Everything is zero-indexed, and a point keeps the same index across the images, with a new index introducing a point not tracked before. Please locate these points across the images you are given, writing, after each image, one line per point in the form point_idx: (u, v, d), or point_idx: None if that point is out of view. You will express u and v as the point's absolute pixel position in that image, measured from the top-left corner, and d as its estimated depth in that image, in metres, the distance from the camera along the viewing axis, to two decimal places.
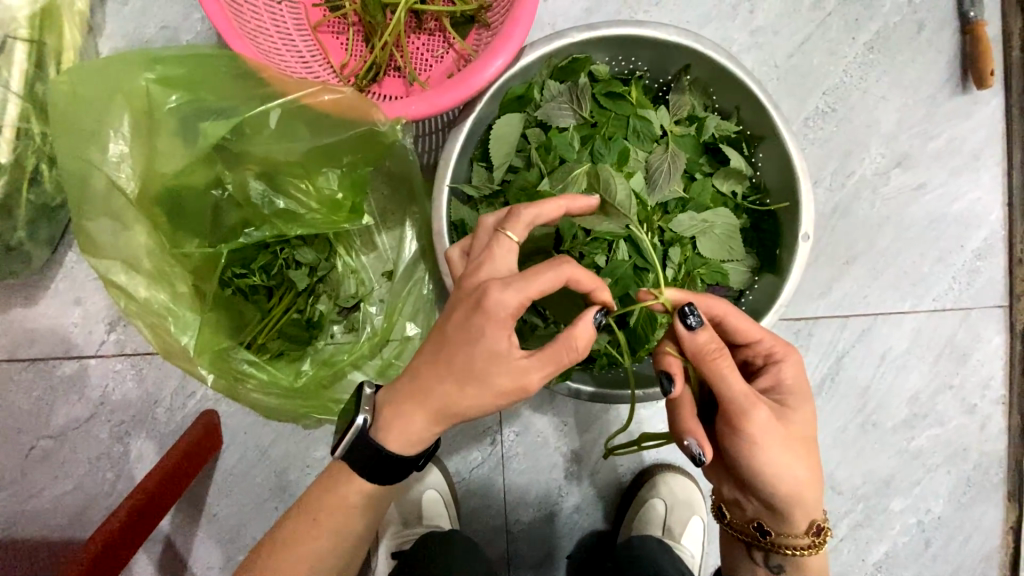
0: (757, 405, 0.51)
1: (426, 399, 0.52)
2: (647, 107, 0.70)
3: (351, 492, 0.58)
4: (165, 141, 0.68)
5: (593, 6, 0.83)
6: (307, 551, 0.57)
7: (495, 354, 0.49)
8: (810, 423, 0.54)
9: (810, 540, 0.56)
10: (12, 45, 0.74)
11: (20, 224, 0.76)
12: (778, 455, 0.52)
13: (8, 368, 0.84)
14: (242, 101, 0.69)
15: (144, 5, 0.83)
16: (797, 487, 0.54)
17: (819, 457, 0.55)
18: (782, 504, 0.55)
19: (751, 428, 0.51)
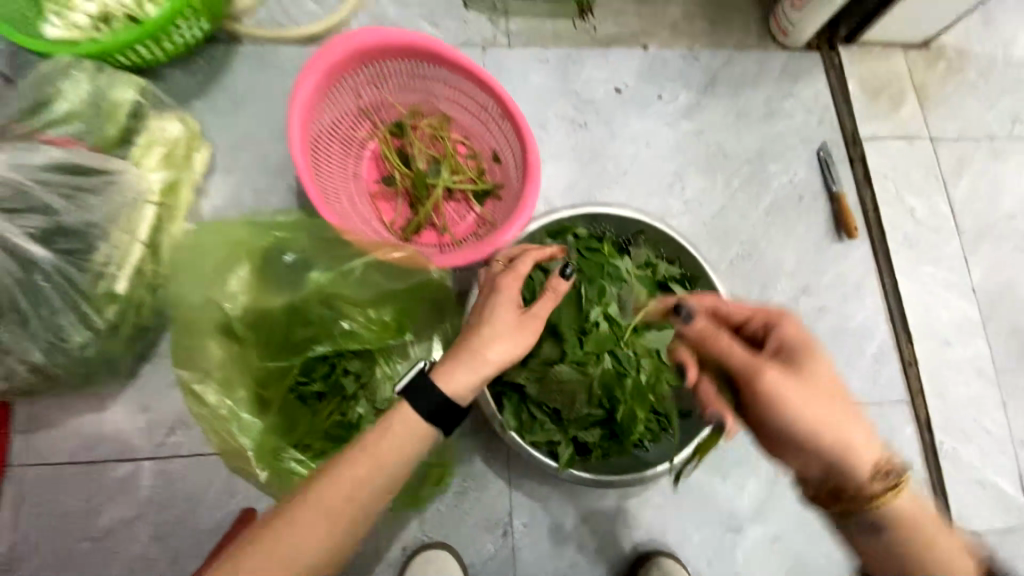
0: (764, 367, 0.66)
1: (462, 349, 0.72)
2: (616, 257, 0.97)
3: (395, 434, 0.67)
4: (270, 283, 0.93)
5: (573, 183, 1.17)
6: (328, 513, 0.62)
7: (505, 297, 0.75)
8: (823, 370, 0.68)
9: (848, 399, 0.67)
10: (142, 206, 0.92)
11: (121, 342, 0.92)
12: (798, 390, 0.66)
13: (65, 472, 0.93)
14: (330, 257, 0.96)
15: (243, 176, 1.11)
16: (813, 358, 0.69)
17: (847, 406, 0.67)
18: (839, 462, 0.65)
19: (773, 386, 0.65)
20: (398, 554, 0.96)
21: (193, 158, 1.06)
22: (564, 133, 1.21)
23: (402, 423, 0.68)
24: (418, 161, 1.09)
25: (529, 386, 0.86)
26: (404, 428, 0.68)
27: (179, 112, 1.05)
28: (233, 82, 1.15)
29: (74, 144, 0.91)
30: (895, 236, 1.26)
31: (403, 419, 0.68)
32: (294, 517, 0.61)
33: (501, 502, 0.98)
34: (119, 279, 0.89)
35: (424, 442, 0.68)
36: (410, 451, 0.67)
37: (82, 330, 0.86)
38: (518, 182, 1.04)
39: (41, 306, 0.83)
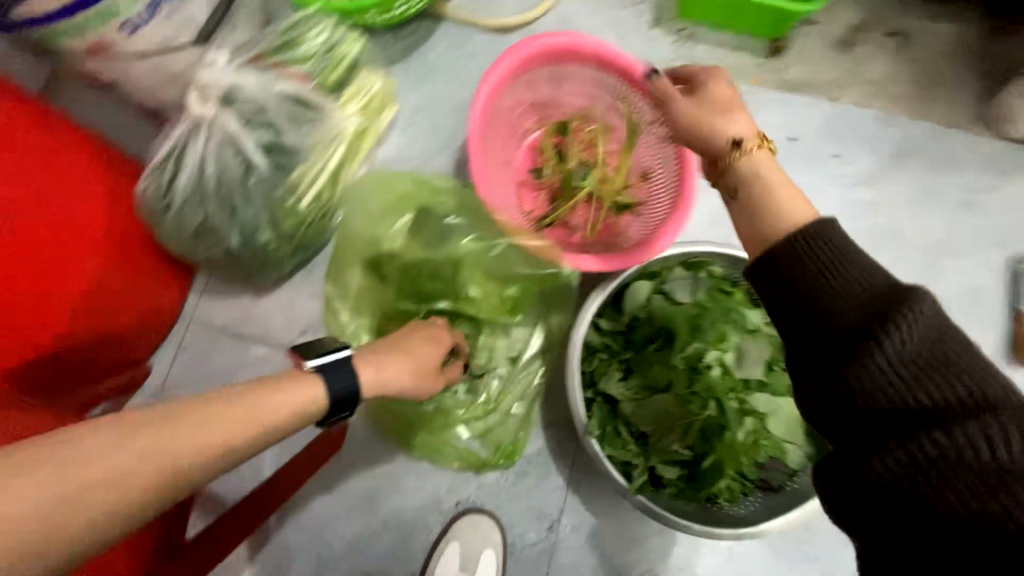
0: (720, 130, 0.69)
1: (392, 354, 0.83)
2: (746, 307, 0.95)
3: (275, 396, 0.62)
4: (419, 236, 1.06)
5: (715, 221, 1.15)
6: (186, 422, 0.53)
7: (429, 333, 0.91)
8: (750, 122, 0.69)
9: (751, 150, 0.66)
10: (336, 144, 1.05)
11: (289, 252, 1.07)
12: (760, 152, 0.66)
13: (221, 338, 1.14)
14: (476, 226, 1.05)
15: (415, 136, 1.24)
16: (760, 168, 0.65)
17: (777, 167, 0.65)
18: (709, 134, 0.69)
19: (673, 105, 0.74)
20: (450, 507, 1.03)
21: (382, 112, 1.19)
22: None
23: (287, 396, 0.64)
24: (571, 162, 1.14)
25: (625, 403, 0.88)
26: (287, 400, 0.64)
27: (382, 73, 1.18)
28: (429, 53, 1.27)
29: (305, 81, 1.02)
30: None
31: (316, 389, 0.68)
32: (184, 417, 0.54)
33: (555, 498, 1.02)
34: (304, 199, 1.03)
35: (304, 415, 0.66)
36: (294, 416, 0.65)
37: (269, 231, 1.01)
38: (665, 207, 1.05)
39: (246, 203, 0.98)
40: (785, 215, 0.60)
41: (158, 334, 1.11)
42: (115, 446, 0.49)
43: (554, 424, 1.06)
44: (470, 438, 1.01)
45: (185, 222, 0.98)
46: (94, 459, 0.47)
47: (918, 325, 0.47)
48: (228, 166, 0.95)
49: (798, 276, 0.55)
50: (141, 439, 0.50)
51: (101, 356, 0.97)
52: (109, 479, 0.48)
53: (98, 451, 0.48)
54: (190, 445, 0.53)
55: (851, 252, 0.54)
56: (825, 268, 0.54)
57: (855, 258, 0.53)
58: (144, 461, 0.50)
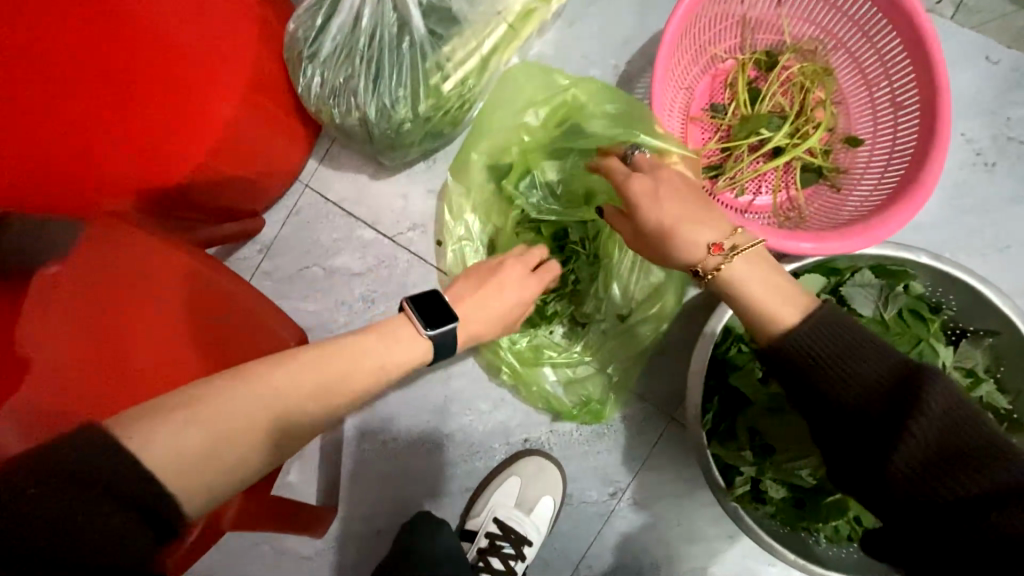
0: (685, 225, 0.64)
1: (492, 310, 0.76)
2: (938, 342, 0.77)
3: (393, 345, 0.66)
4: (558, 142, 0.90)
5: (925, 226, 0.91)
6: (319, 371, 0.58)
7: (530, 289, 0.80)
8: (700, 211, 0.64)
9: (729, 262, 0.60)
10: (498, 23, 0.90)
11: (420, 138, 0.98)
12: (732, 266, 0.60)
13: (331, 208, 1.11)
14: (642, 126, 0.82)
15: (580, 35, 1.05)
16: (743, 279, 0.60)
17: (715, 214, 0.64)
18: (678, 247, 0.64)
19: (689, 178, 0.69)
20: (517, 442, 0.99)
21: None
22: (954, 160, 0.92)
23: (398, 347, 0.66)
24: (765, 106, 0.92)
25: (755, 406, 0.76)
26: (401, 350, 0.66)
27: None
28: None
29: None
30: None
31: (421, 345, 0.68)
32: (315, 366, 0.58)
33: (628, 468, 0.95)
34: (450, 79, 0.90)
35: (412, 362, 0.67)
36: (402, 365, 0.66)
37: (407, 107, 0.91)
38: (874, 193, 0.84)
39: (392, 70, 0.88)
40: (760, 306, 0.58)
41: (276, 191, 1.08)
42: (273, 386, 0.55)
43: (650, 398, 0.96)
44: (555, 382, 0.95)
45: (326, 77, 0.90)
46: (260, 399, 0.54)
47: (931, 415, 0.46)
48: (384, 22, 0.86)
49: (802, 352, 0.53)
50: (288, 383, 0.56)
51: (223, 197, 0.95)
52: (270, 414, 0.54)
53: (264, 391, 0.54)
54: (323, 390, 0.58)
55: (847, 329, 0.53)
56: (834, 356, 0.52)
57: (862, 339, 0.52)
58: (295, 403, 0.56)
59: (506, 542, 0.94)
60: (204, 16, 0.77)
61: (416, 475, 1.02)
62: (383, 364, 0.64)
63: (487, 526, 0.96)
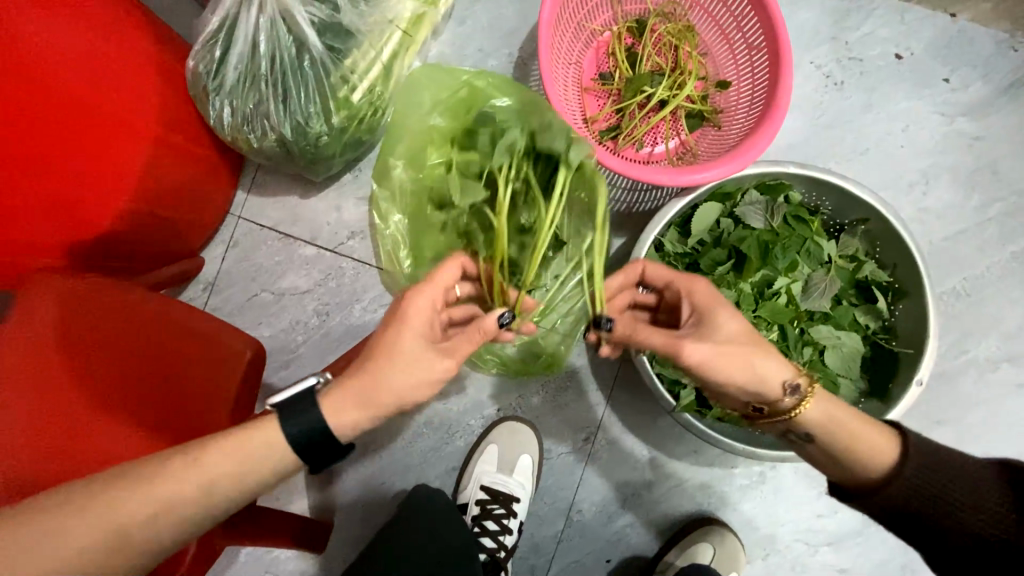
0: (751, 346, 0.63)
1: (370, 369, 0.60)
2: (821, 237, 0.89)
3: (255, 445, 0.59)
4: None
5: (797, 145, 1.05)
6: (174, 480, 0.57)
7: (424, 314, 0.63)
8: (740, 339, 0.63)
9: (807, 403, 0.63)
10: (392, 32, 0.97)
11: (341, 147, 1.02)
12: (813, 402, 0.63)
13: (267, 234, 1.13)
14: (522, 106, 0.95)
15: (474, 31, 1.13)
16: (823, 410, 0.63)
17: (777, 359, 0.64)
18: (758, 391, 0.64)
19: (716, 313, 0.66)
20: (490, 413, 1.05)
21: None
22: (813, 84, 1.06)
23: (254, 445, 0.59)
24: (644, 66, 1.03)
25: None
26: (252, 453, 0.59)
27: None
28: None
29: None
30: None
31: (279, 440, 0.59)
32: (162, 478, 0.57)
33: (594, 412, 1.03)
34: (358, 89, 0.96)
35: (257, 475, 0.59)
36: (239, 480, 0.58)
37: (320, 122, 0.95)
38: (748, 122, 0.96)
39: (299, 88, 0.92)
40: (854, 445, 0.60)
41: (208, 229, 1.09)
42: (93, 505, 0.55)
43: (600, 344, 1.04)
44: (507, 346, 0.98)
45: (236, 105, 0.93)
46: (32, 548, 0.52)
47: None
48: (282, 44, 0.91)
49: (918, 493, 0.58)
50: (58, 533, 0.53)
51: (154, 241, 0.96)
52: (111, 528, 0.54)
53: (40, 539, 0.53)
54: (123, 529, 0.55)
55: (950, 463, 0.58)
56: (946, 488, 0.57)
57: (958, 467, 0.57)
58: (73, 548, 0.53)
59: (496, 504, 1.00)
60: (103, 65, 0.80)
61: (401, 468, 1.06)
62: (226, 477, 0.58)
63: (476, 495, 1.02)
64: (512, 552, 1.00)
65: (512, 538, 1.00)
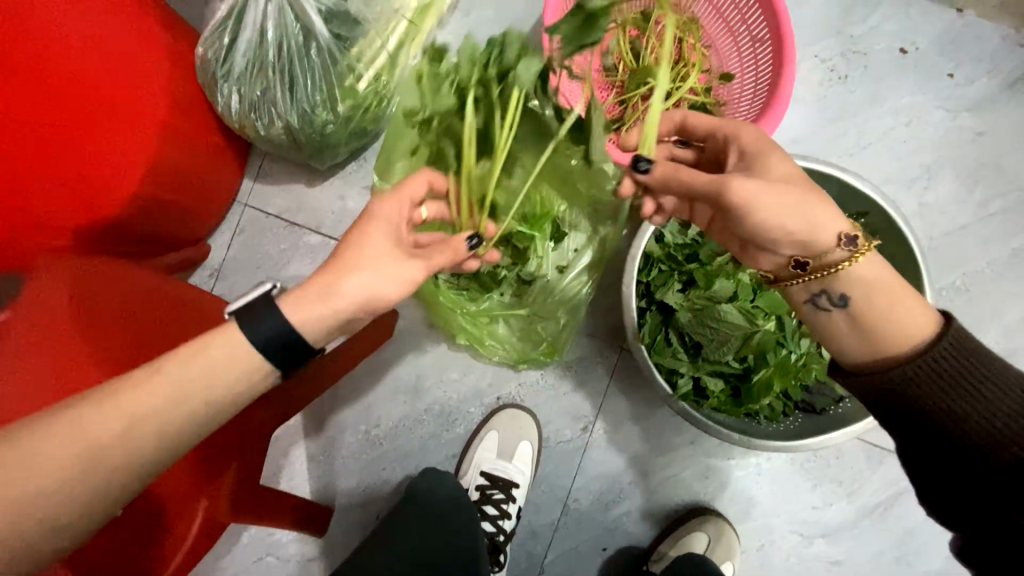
0: (801, 188, 0.61)
1: (337, 266, 0.58)
2: None
3: (223, 356, 0.55)
4: None
5: (800, 139, 1.05)
6: (135, 397, 0.52)
7: (389, 217, 0.62)
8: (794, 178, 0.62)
9: (858, 257, 0.60)
10: (398, 22, 0.98)
11: (347, 136, 1.03)
12: (865, 260, 0.60)
13: (273, 222, 1.15)
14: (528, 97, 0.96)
15: (478, 23, 1.14)
16: (871, 275, 0.61)
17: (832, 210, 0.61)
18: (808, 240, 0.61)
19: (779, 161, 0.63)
20: (490, 401, 1.06)
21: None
22: (816, 78, 1.06)
23: (220, 353, 0.54)
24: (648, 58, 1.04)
25: (683, 313, 0.84)
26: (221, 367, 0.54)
27: None
28: None
29: None
30: None
31: (244, 355, 0.55)
32: (124, 395, 0.52)
33: (593, 401, 1.04)
34: (364, 78, 0.98)
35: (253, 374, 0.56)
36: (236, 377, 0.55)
37: (326, 110, 0.96)
38: (751, 114, 0.96)
39: (305, 76, 0.93)
40: (887, 315, 0.59)
41: (215, 215, 1.11)
42: (48, 432, 0.50)
43: (600, 335, 1.04)
44: (509, 333, 0.99)
45: (243, 92, 0.95)
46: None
47: None
48: (288, 32, 0.91)
49: (925, 380, 0.56)
50: (75, 423, 0.50)
51: (162, 227, 0.98)
52: (65, 453, 0.50)
53: (19, 443, 0.50)
54: (121, 433, 0.51)
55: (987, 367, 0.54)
56: (959, 385, 0.54)
57: (995, 376, 0.54)
58: (47, 465, 0.49)
59: (495, 489, 1.02)
60: (110, 49, 0.81)
61: (402, 453, 1.07)
62: (194, 391, 0.54)
63: (476, 480, 1.04)
64: (511, 535, 1.02)
65: (511, 522, 1.02)
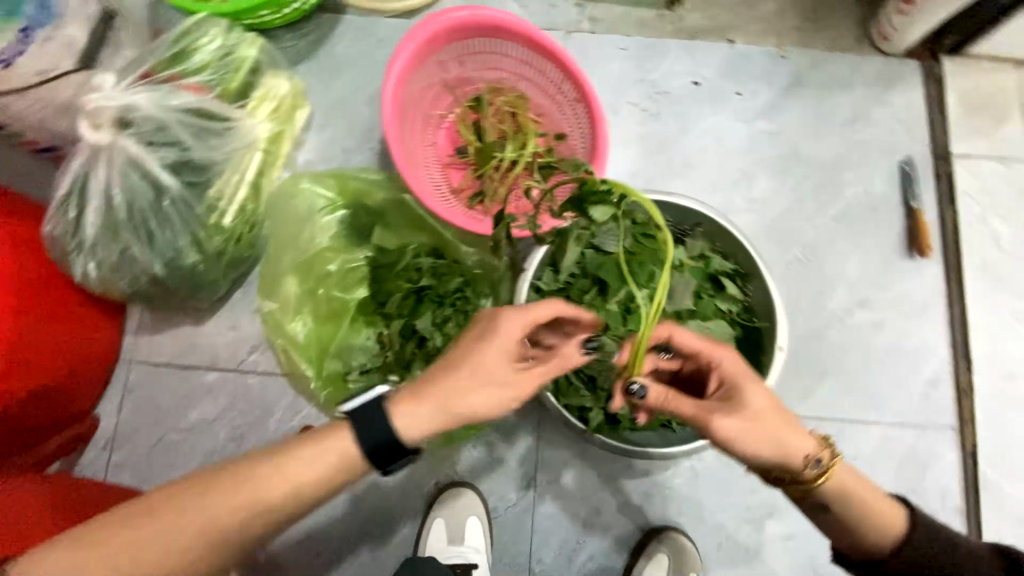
0: (777, 420, 0.69)
1: (454, 387, 0.70)
2: (669, 246, 1.01)
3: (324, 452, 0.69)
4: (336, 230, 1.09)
5: (636, 171, 1.21)
6: (256, 483, 0.67)
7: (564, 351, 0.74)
8: (760, 399, 0.70)
9: (827, 470, 0.69)
10: (252, 153, 1.04)
11: (223, 269, 1.05)
12: (834, 471, 0.69)
13: (164, 371, 1.11)
14: (387, 203, 1.09)
15: (332, 136, 1.22)
16: (846, 481, 0.70)
17: (797, 425, 0.70)
18: (785, 463, 0.68)
19: (744, 387, 0.70)
20: (430, 488, 1.05)
21: (294, 115, 1.16)
22: (634, 121, 1.24)
23: (337, 447, 0.69)
24: (490, 136, 1.16)
25: None
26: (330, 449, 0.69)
27: (288, 73, 1.16)
28: (333, 47, 1.25)
29: (203, 92, 1.01)
30: (972, 262, 1.18)
31: (341, 447, 0.70)
32: (249, 481, 0.68)
33: (528, 458, 1.06)
34: (229, 213, 1.01)
35: (351, 472, 0.70)
36: (336, 477, 0.69)
37: (194, 252, 0.98)
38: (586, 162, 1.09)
39: (164, 228, 0.95)
40: (858, 506, 0.70)
41: (97, 382, 1.07)
42: (184, 511, 0.66)
43: None
44: None
45: (101, 258, 0.94)
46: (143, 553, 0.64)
47: None
48: (137, 193, 0.93)
49: (915, 561, 0.69)
50: (188, 522, 0.65)
51: (27, 419, 0.90)
52: (195, 533, 0.65)
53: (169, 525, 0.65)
54: (230, 525, 0.66)
55: (958, 547, 0.70)
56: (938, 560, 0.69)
57: (955, 551, 0.70)
58: (181, 548, 0.65)
59: None
60: None
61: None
62: (329, 480, 0.69)
63: None
64: None
65: None
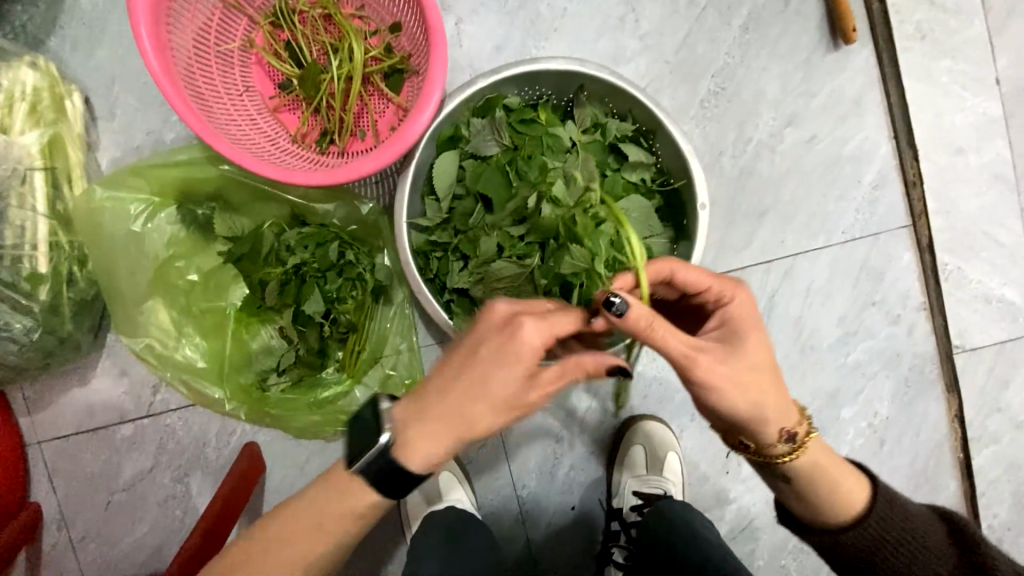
0: (768, 375, 0.60)
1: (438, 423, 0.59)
2: (554, 126, 0.83)
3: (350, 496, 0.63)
4: (183, 232, 0.94)
5: (501, 44, 0.99)
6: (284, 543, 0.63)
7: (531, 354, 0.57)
8: (761, 351, 0.61)
9: (801, 449, 0.62)
10: (32, 176, 0.88)
11: (67, 318, 0.91)
12: (808, 450, 0.63)
13: (75, 440, 1.01)
14: (223, 184, 0.93)
15: (128, 118, 0.97)
16: (819, 460, 0.63)
17: (784, 394, 0.62)
18: (758, 432, 0.62)
19: (750, 343, 0.61)
20: None
21: (64, 108, 0.93)
22: None
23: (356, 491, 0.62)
24: (309, 55, 0.91)
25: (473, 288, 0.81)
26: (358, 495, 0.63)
27: (29, 57, 0.91)
28: (79, 2, 0.96)
29: None
30: (904, 30, 1.01)
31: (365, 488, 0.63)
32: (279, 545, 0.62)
33: None
34: (38, 258, 0.88)
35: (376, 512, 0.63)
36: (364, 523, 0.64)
37: (20, 316, 0.87)
38: (426, 47, 0.85)
39: None
40: (829, 489, 0.63)
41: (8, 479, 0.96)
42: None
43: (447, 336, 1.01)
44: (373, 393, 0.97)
45: None
46: None
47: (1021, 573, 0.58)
48: None
49: (865, 546, 0.63)
50: None
51: None
52: None
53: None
54: None
55: (911, 521, 0.63)
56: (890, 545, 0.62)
57: (915, 525, 0.63)
58: None
59: None
60: None
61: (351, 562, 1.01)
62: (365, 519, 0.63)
63: None
64: None
65: None
